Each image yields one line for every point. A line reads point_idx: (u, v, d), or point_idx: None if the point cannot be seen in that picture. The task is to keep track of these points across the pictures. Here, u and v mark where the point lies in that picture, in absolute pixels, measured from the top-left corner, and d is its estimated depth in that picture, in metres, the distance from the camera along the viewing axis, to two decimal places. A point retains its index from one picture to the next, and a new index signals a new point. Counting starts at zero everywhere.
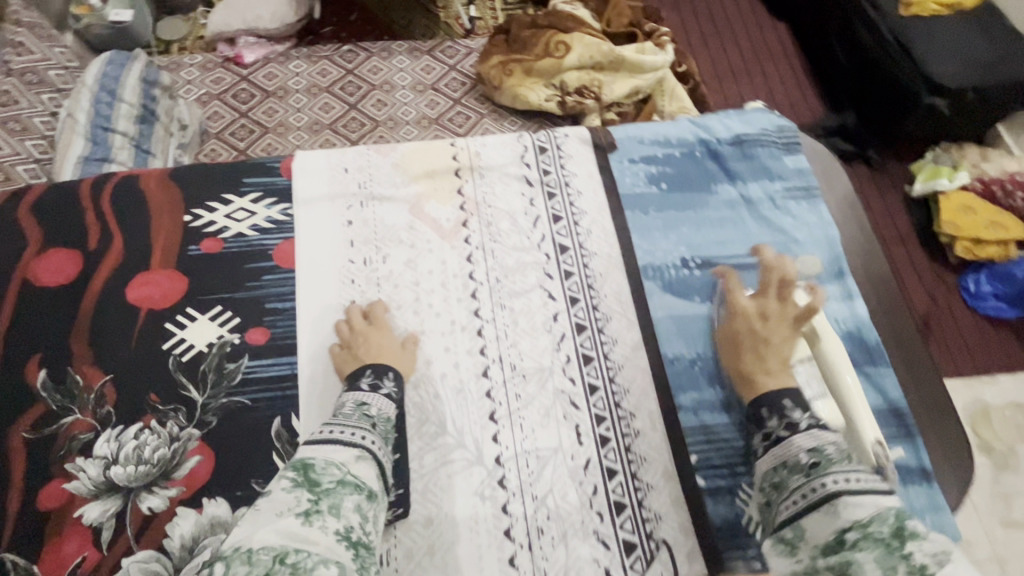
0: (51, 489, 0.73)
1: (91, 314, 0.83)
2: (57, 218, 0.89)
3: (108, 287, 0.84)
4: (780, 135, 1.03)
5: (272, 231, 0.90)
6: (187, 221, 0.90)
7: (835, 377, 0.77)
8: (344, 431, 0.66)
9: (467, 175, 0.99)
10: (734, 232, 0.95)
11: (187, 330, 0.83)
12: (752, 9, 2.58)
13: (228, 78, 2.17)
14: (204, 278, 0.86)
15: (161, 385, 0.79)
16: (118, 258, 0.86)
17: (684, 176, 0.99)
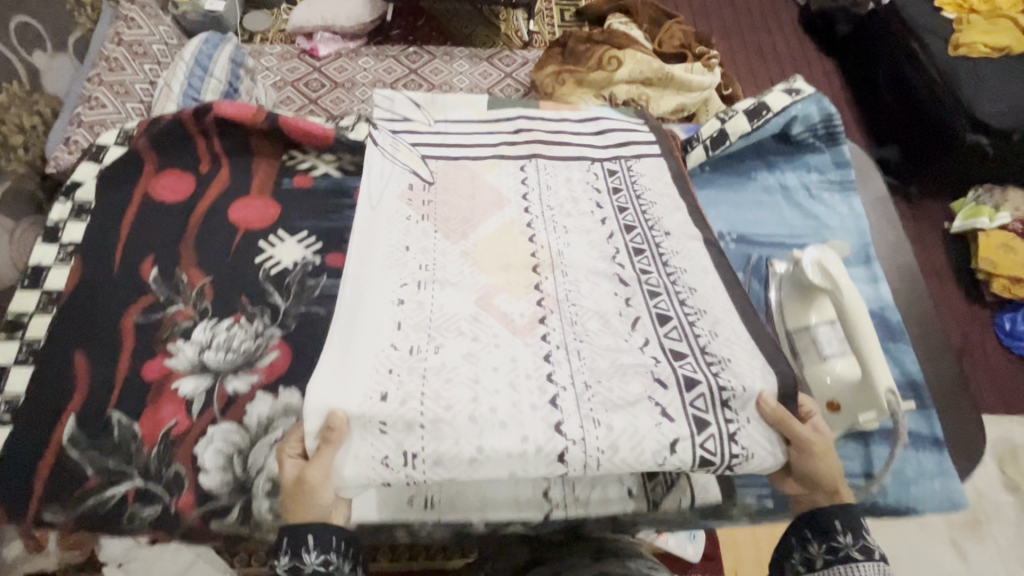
0: (153, 363, 0.85)
1: (198, 227, 0.96)
2: (171, 144, 1.02)
3: (214, 205, 0.98)
4: (826, 125, 1.07)
5: (355, 174, 1.03)
6: (284, 160, 1.03)
7: (854, 333, 0.77)
8: None
9: (548, 271, 0.84)
10: (770, 214, 1.03)
11: (277, 248, 0.95)
12: (799, 44, 2.72)
13: (302, 68, 2.38)
14: (294, 207, 0.99)
15: (251, 290, 0.91)
16: (225, 184, 1.00)
17: (728, 161, 1.08)
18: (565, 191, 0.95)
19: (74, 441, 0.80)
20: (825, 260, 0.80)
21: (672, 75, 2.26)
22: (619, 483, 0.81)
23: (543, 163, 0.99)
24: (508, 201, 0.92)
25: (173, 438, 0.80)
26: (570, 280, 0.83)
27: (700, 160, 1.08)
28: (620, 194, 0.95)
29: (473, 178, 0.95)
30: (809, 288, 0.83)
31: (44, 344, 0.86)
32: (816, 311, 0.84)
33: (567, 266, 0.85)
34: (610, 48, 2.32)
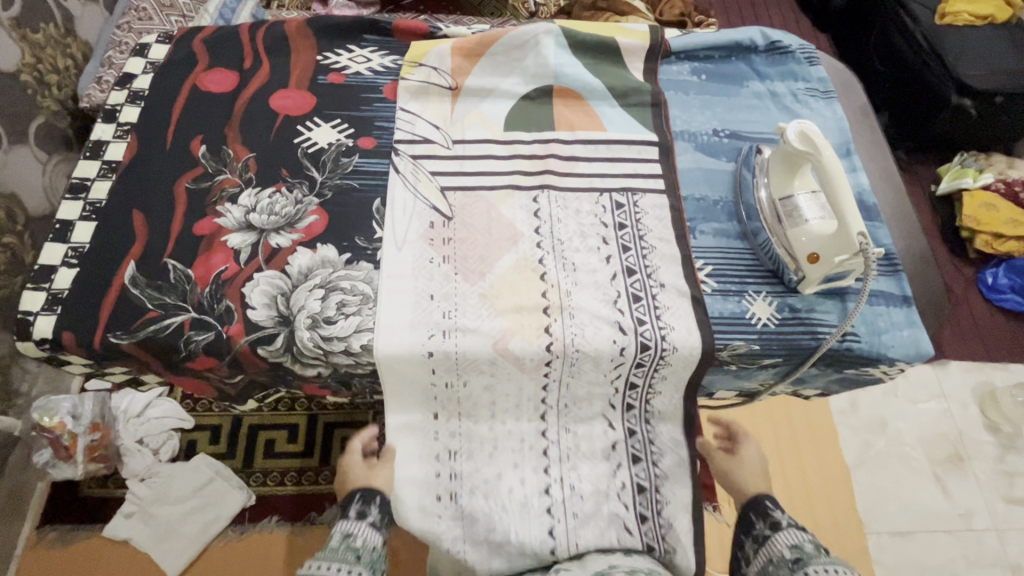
0: (205, 222, 0.94)
1: (243, 113, 1.06)
2: (222, 48, 1.13)
3: (255, 96, 1.08)
4: (802, 49, 1.20)
5: (383, 73, 1.12)
6: (319, 59, 1.12)
7: (831, 189, 0.87)
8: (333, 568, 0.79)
9: (556, 313, 0.91)
10: (760, 116, 1.13)
11: (313, 133, 1.05)
12: (794, 20, 2.86)
13: None
14: (329, 99, 1.08)
15: (290, 165, 1.01)
16: (266, 78, 1.10)
17: (722, 72, 1.18)
18: (574, 225, 0.99)
19: (135, 281, 0.89)
20: (807, 129, 0.90)
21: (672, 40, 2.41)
22: (612, 341, 0.89)
23: (555, 195, 1.01)
24: (521, 235, 0.97)
25: (222, 281, 0.89)
26: (576, 323, 0.90)
27: (697, 68, 1.18)
28: (626, 231, 0.99)
29: (488, 211, 0.99)
30: (795, 158, 0.93)
31: (105, 203, 0.95)
32: (799, 181, 0.94)
33: (574, 307, 0.91)
34: (612, 14, 2.49)
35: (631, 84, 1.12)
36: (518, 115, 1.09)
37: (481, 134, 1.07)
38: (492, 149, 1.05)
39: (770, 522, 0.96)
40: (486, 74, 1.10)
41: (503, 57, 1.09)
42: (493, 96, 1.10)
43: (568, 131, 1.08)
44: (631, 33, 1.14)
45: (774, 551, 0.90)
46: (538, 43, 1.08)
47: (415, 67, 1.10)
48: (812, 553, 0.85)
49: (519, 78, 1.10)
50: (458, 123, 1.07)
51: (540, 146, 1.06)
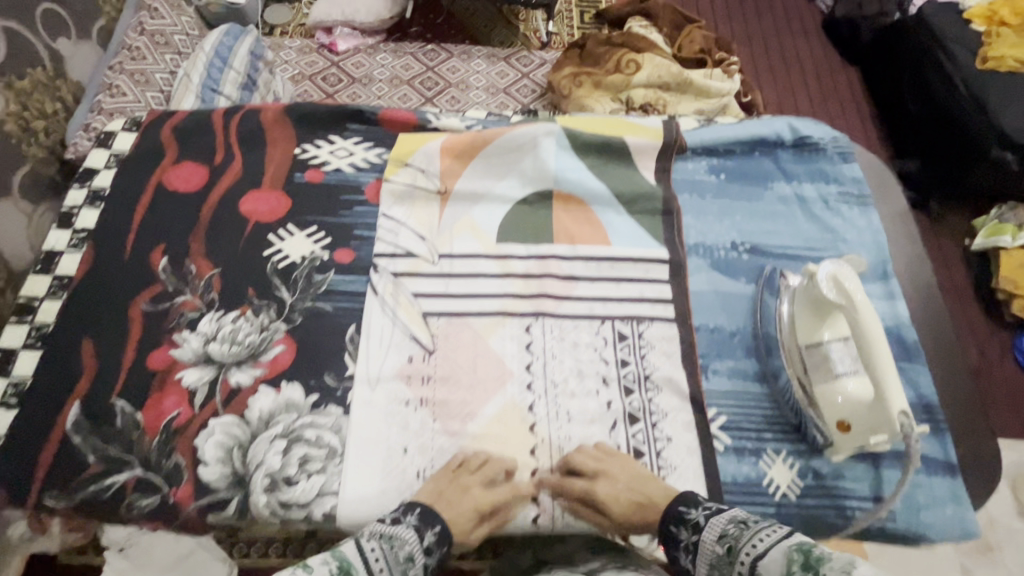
0: (160, 352, 0.85)
1: (209, 219, 0.96)
2: (192, 138, 1.03)
3: (226, 197, 0.98)
4: (835, 144, 1.08)
5: (367, 170, 1.02)
6: (297, 152, 1.02)
7: (869, 354, 0.75)
8: (337, 533, 0.68)
9: (546, 474, 0.81)
10: (785, 226, 1.00)
11: (286, 243, 0.95)
12: (823, 53, 2.68)
13: (321, 63, 2.44)
14: (304, 201, 0.98)
15: (258, 283, 0.91)
16: (238, 174, 1.00)
17: (744, 170, 1.05)
18: (571, 360, 0.89)
19: (77, 427, 0.80)
20: (840, 276, 0.78)
21: (690, 80, 2.30)
22: (608, 513, 0.79)
23: (550, 323, 0.91)
24: (510, 373, 0.87)
25: (174, 430, 0.80)
26: (568, 488, 0.80)
27: (715, 166, 1.06)
28: (628, 369, 0.88)
29: (475, 342, 0.89)
30: (824, 303, 0.81)
31: (52, 330, 0.87)
32: (829, 326, 0.82)
33: (567, 465, 0.81)
34: (628, 50, 2.36)
35: (641, 186, 1.01)
36: (512, 223, 0.98)
37: (471, 246, 0.96)
38: (482, 266, 0.95)
39: (691, 526, 0.72)
40: (478, 175, 1.00)
41: (497, 158, 1.00)
42: (487, 202, 0.99)
43: (567, 244, 0.97)
44: (641, 129, 1.04)
45: (705, 549, 0.70)
46: (537, 146, 0.99)
47: (400, 166, 1.00)
48: (737, 534, 0.68)
49: (516, 181, 1.00)
50: (446, 233, 0.97)
51: (536, 262, 0.95)
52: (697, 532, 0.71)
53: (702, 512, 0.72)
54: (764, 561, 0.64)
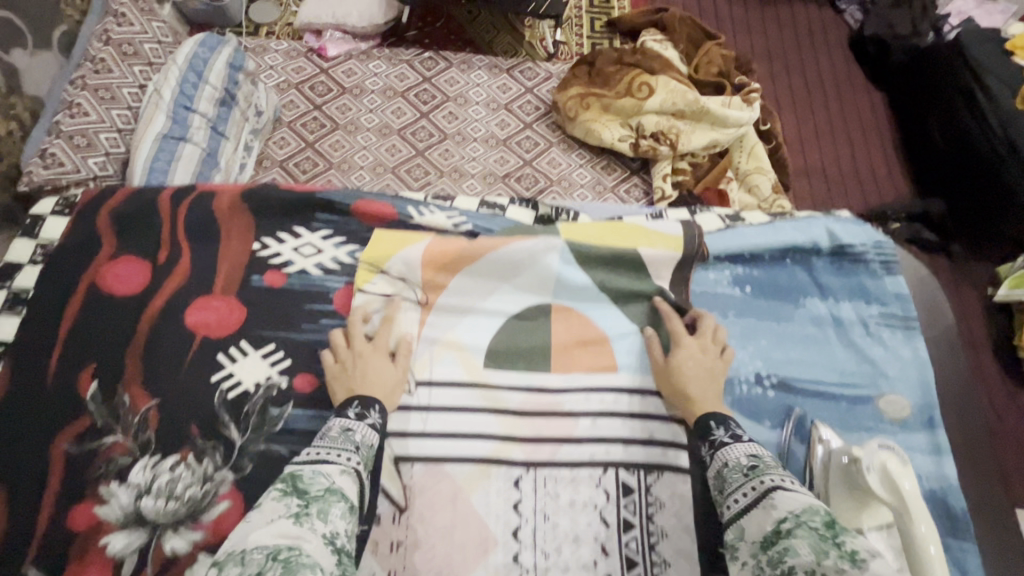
0: (82, 509, 0.72)
1: (148, 333, 0.82)
2: (134, 226, 0.90)
3: (169, 306, 0.84)
4: (878, 252, 0.95)
5: (336, 272, 0.89)
6: (255, 249, 0.89)
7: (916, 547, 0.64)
8: (326, 452, 0.69)
9: None
10: (817, 355, 0.87)
11: (237, 365, 0.81)
12: (847, 71, 2.44)
13: (308, 70, 2.14)
14: (261, 312, 0.85)
15: (204, 418, 0.78)
16: (185, 274, 0.86)
17: (773, 282, 0.93)
18: (566, 522, 0.76)
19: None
20: (889, 466, 0.69)
21: (706, 108, 2.06)
22: None
23: (544, 475, 0.78)
24: (494, 539, 0.74)
25: None
26: None
27: (739, 275, 0.93)
28: (631, 535, 0.76)
29: (454, 499, 0.76)
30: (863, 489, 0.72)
31: None
32: (868, 515, 0.73)
33: None
34: (641, 71, 2.15)
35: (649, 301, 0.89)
36: (503, 346, 0.85)
37: (454, 373, 0.83)
38: (465, 399, 0.82)
39: (713, 444, 0.75)
40: (468, 287, 0.88)
41: (490, 269, 0.88)
42: (476, 317, 0.87)
43: (565, 373, 0.85)
44: (653, 236, 0.93)
45: (728, 457, 0.72)
46: (535, 261, 0.88)
47: (376, 274, 0.88)
48: (768, 463, 0.70)
49: (511, 294, 0.88)
50: (424, 357, 0.84)
51: (524, 396, 0.83)
52: (716, 446, 0.74)
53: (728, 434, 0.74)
54: (781, 492, 0.66)
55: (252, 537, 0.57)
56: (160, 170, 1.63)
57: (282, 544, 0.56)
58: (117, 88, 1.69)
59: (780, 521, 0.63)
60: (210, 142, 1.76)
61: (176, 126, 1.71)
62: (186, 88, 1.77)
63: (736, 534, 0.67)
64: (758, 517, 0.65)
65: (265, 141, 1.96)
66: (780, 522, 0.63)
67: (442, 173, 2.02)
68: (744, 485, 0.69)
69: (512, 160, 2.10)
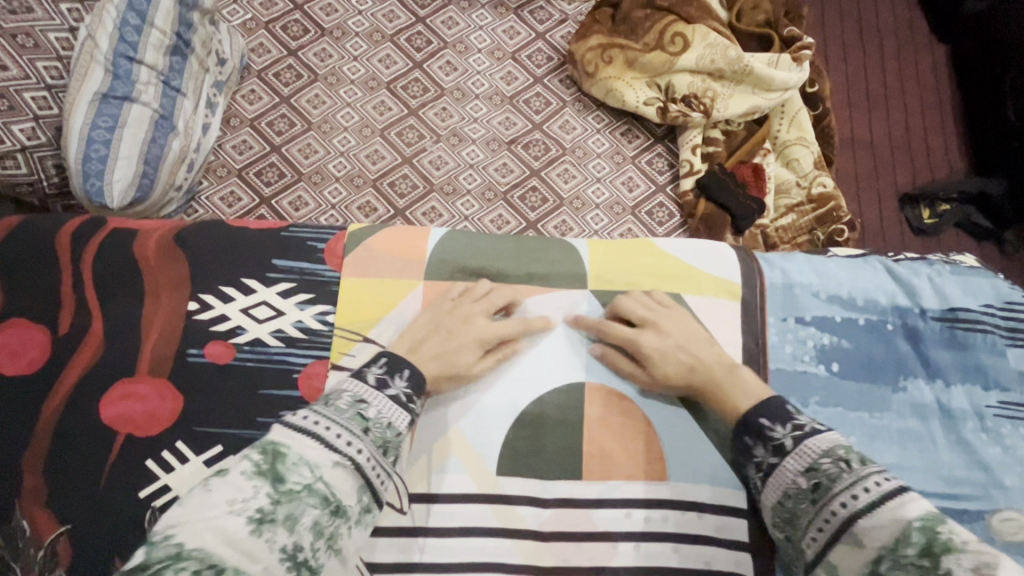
0: None
1: (52, 430, 0.75)
2: (26, 289, 0.81)
3: (80, 384, 0.77)
4: (1006, 319, 0.89)
5: (300, 342, 0.82)
6: (192, 309, 0.82)
7: None
8: (328, 428, 0.65)
9: None
10: (918, 458, 0.82)
11: (171, 474, 0.73)
12: (910, 22, 2.06)
13: (280, 3, 1.76)
14: (201, 396, 0.77)
15: (129, 549, 0.70)
16: (97, 349, 0.79)
17: (867, 356, 0.86)
18: None
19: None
20: None
21: (749, 67, 1.68)
22: None
23: None
24: None
25: None
26: None
27: (827, 355, 0.86)
28: None
29: None
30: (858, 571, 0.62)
31: None
32: None
33: None
34: (676, 17, 1.73)
35: (629, 374, 0.86)
36: (526, 447, 0.82)
37: (463, 482, 0.80)
38: (477, 514, 0.79)
39: (771, 445, 0.73)
40: (474, 364, 0.85)
41: (505, 335, 0.87)
42: (486, 405, 0.84)
43: (599, 481, 0.81)
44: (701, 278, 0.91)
45: (785, 477, 0.71)
46: (560, 320, 0.89)
47: (358, 342, 0.83)
48: (833, 474, 0.67)
49: (535, 372, 0.86)
50: (423, 462, 0.80)
51: (545, 515, 0.79)
52: (766, 469, 0.73)
53: (791, 435, 0.72)
54: (862, 522, 0.63)
55: (198, 525, 0.55)
56: (101, 140, 1.34)
57: (227, 559, 0.53)
58: (39, 31, 1.33)
59: (873, 559, 0.61)
60: (164, 102, 1.44)
61: (117, 82, 1.38)
62: (126, 33, 1.41)
63: (828, 572, 0.65)
64: (847, 552, 0.63)
65: (230, 96, 1.63)
66: (875, 563, 0.61)
67: (439, 138, 1.67)
68: (818, 516, 0.67)
69: (519, 122, 1.72)
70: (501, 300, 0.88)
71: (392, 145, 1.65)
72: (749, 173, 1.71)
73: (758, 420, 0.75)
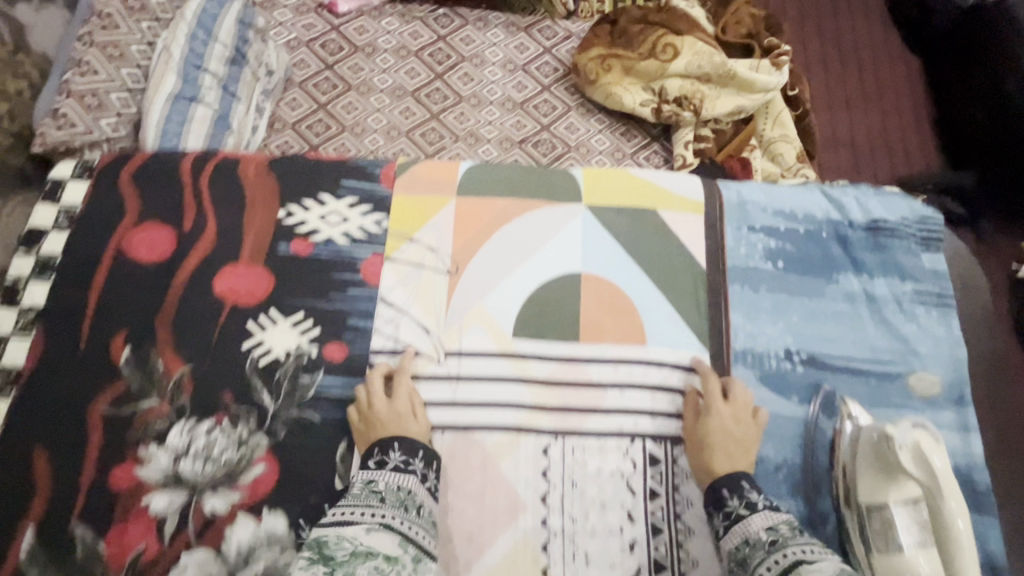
0: (122, 472, 0.84)
1: (177, 300, 0.95)
2: (157, 194, 1.02)
3: (199, 264, 0.97)
4: (920, 226, 1.03)
5: (363, 242, 1.00)
6: (280, 217, 1.01)
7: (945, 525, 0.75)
8: (353, 512, 0.74)
9: None
10: (847, 332, 0.97)
11: (267, 333, 0.93)
12: (884, 39, 2.30)
13: (320, 26, 2.04)
14: (284, 278, 0.97)
15: (236, 385, 0.89)
16: (212, 239, 0.99)
17: (803, 256, 1.02)
18: (595, 491, 0.88)
19: (82, 537, 0.81)
20: (922, 445, 0.78)
21: (733, 71, 1.92)
22: None
23: (570, 446, 0.89)
24: (522, 504, 0.86)
25: (140, 566, 0.80)
26: None
27: (771, 254, 1.02)
28: (657, 503, 0.87)
29: (484, 466, 0.88)
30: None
31: (7, 424, 0.87)
32: (896, 489, 0.82)
33: None
34: (666, 30, 1.98)
35: (610, 262, 1.01)
36: (535, 317, 0.97)
37: (485, 343, 0.95)
38: (496, 367, 0.93)
39: (745, 500, 0.81)
40: (494, 256, 1.01)
41: (519, 233, 1.02)
42: (504, 288, 0.98)
43: (591, 343, 0.96)
44: (674, 198, 1.06)
45: (749, 530, 0.77)
46: (563, 224, 1.03)
47: (406, 241, 1.01)
48: (788, 534, 0.74)
49: (540, 265, 1.00)
50: (453, 328, 0.96)
51: (552, 367, 0.94)
52: (734, 519, 0.79)
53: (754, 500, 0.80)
54: (807, 565, 0.68)
55: None
56: (173, 132, 1.59)
57: None
58: (125, 45, 1.61)
59: None
60: (222, 103, 1.69)
61: (186, 86, 1.65)
62: (195, 46, 1.69)
63: None
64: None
65: (275, 101, 1.88)
66: None
67: (457, 137, 1.92)
68: (769, 559, 0.72)
69: (529, 124, 1.96)
70: (515, 207, 1.04)
71: (416, 143, 1.89)
72: (738, 165, 1.92)
73: (722, 491, 0.83)
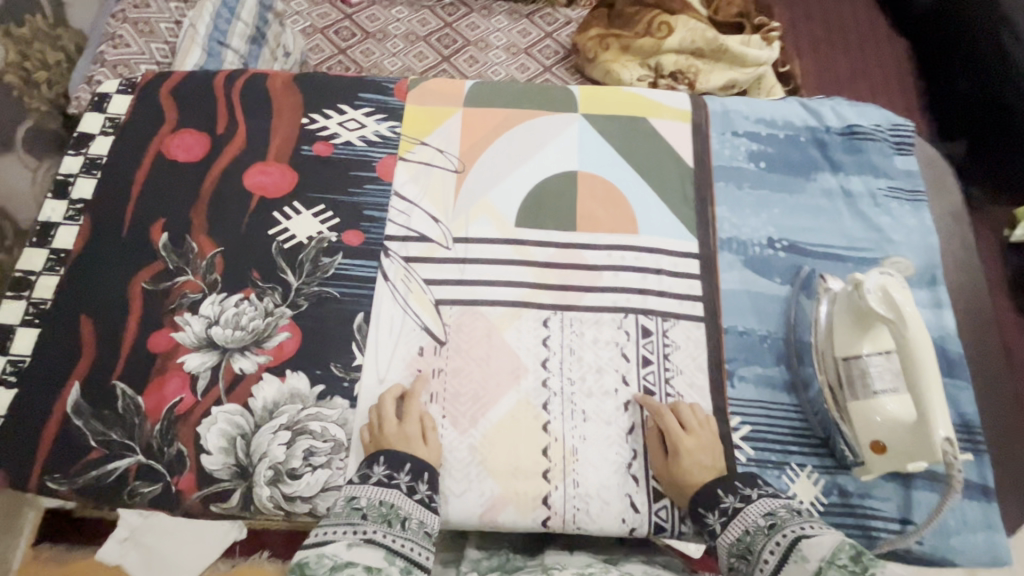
0: (160, 337, 0.94)
1: (210, 195, 1.04)
2: (192, 104, 1.12)
3: (230, 161, 1.07)
4: (892, 132, 1.14)
5: (378, 145, 1.09)
6: (304, 123, 1.11)
7: (920, 387, 0.82)
8: (333, 530, 0.71)
9: (559, 477, 0.89)
10: (826, 222, 1.06)
11: (291, 222, 1.02)
12: (871, 27, 2.38)
13: (333, 15, 2.17)
14: (307, 175, 1.06)
15: (262, 265, 0.99)
16: (242, 141, 1.08)
17: (784, 157, 1.11)
18: (591, 357, 0.95)
19: (125, 392, 0.91)
20: (890, 288, 0.86)
21: (725, 46, 2.02)
22: (621, 520, 0.88)
23: (569, 318, 0.97)
24: (525, 368, 0.94)
25: (176, 416, 0.89)
26: (579, 493, 0.88)
27: (756, 156, 1.11)
28: (649, 370, 0.95)
29: (489, 335, 0.96)
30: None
31: (59, 297, 0.97)
32: (869, 340, 0.91)
33: (578, 468, 0.89)
34: (660, 11, 2.07)
35: (609, 162, 1.09)
36: (538, 208, 1.05)
37: (490, 231, 1.03)
38: (501, 250, 1.01)
39: (721, 510, 0.80)
40: (499, 156, 1.09)
41: (522, 136, 1.11)
42: (507, 183, 1.06)
43: (588, 231, 1.03)
44: (662, 109, 1.14)
45: (747, 520, 0.76)
46: (562, 128, 1.12)
47: (417, 144, 1.10)
48: (785, 515, 0.73)
49: (543, 164, 1.09)
50: (462, 217, 1.04)
51: (554, 251, 1.01)
52: (732, 515, 0.78)
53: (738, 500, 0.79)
54: (808, 539, 0.68)
55: None
56: None
57: None
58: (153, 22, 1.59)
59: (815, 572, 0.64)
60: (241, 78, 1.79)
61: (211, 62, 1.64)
62: (219, 24, 1.67)
63: None
64: (794, 573, 0.66)
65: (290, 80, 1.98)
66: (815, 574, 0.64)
67: None
68: (768, 547, 0.71)
69: None
70: (517, 113, 1.13)
71: None
72: None
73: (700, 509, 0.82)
